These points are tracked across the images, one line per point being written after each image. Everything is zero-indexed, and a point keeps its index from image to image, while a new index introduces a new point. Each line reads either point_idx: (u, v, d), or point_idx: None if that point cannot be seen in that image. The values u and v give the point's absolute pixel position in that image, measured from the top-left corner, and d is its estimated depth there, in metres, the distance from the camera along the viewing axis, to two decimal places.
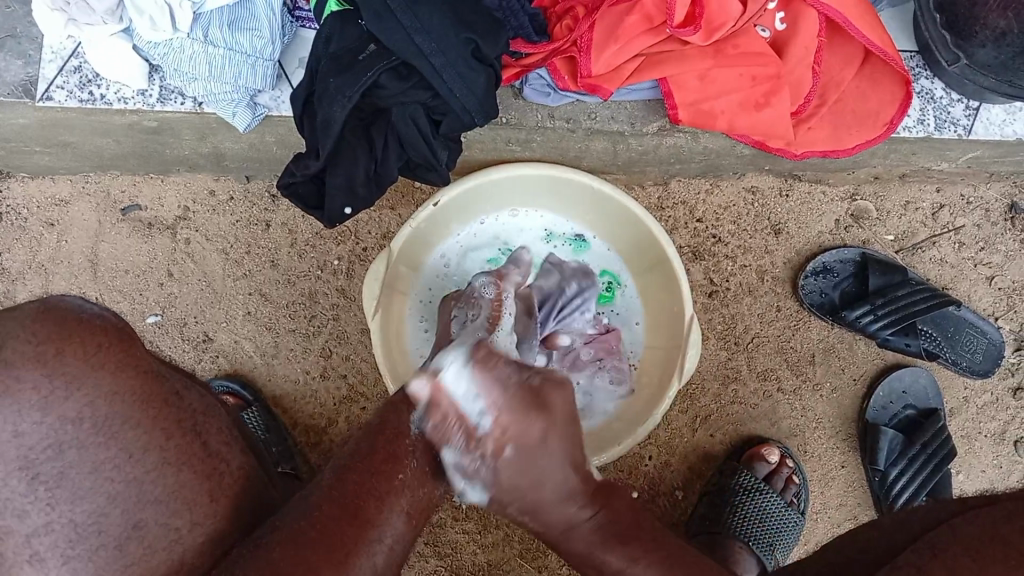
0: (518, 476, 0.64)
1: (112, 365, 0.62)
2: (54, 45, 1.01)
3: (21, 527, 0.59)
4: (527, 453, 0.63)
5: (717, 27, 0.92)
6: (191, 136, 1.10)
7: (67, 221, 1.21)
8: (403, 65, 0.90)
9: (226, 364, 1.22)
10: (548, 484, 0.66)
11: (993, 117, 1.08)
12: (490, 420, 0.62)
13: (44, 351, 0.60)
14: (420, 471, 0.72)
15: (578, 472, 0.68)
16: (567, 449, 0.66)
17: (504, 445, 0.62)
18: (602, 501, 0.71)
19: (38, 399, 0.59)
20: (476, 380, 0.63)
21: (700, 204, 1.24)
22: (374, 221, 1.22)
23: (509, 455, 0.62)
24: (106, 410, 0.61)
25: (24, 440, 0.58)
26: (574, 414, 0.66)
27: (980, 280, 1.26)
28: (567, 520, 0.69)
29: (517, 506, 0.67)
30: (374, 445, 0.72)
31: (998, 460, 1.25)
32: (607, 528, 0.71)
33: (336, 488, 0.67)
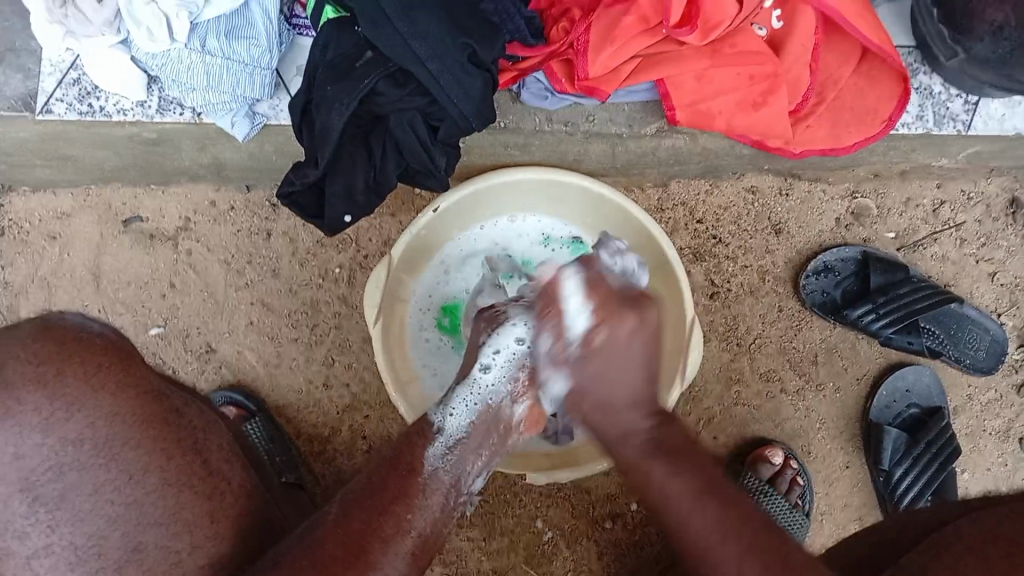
0: (601, 368, 0.76)
1: (112, 386, 0.63)
2: (54, 58, 1.01)
3: (22, 549, 0.59)
4: (613, 342, 0.76)
5: (714, 26, 0.92)
6: (191, 147, 1.11)
7: (69, 234, 1.21)
8: (400, 71, 0.91)
9: (229, 375, 1.22)
10: (627, 377, 0.76)
11: (992, 111, 1.08)
12: (588, 317, 0.77)
13: (44, 371, 0.61)
14: (432, 508, 0.73)
15: (650, 387, 0.77)
16: (648, 357, 0.77)
17: (595, 333, 0.76)
18: (662, 420, 0.77)
19: (40, 421, 0.60)
20: (584, 285, 0.79)
21: (700, 205, 1.24)
22: (374, 228, 1.22)
23: (596, 343, 0.76)
24: (106, 431, 0.62)
25: (25, 462, 0.59)
26: (658, 331, 0.78)
27: (982, 276, 1.26)
28: (628, 428, 0.75)
29: (590, 402, 0.77)
30: (385, 480, 0.72)
31: (1004, 458, 1.24)
32: (662, 441, 0.75)
33: (342, 525, 0.67)
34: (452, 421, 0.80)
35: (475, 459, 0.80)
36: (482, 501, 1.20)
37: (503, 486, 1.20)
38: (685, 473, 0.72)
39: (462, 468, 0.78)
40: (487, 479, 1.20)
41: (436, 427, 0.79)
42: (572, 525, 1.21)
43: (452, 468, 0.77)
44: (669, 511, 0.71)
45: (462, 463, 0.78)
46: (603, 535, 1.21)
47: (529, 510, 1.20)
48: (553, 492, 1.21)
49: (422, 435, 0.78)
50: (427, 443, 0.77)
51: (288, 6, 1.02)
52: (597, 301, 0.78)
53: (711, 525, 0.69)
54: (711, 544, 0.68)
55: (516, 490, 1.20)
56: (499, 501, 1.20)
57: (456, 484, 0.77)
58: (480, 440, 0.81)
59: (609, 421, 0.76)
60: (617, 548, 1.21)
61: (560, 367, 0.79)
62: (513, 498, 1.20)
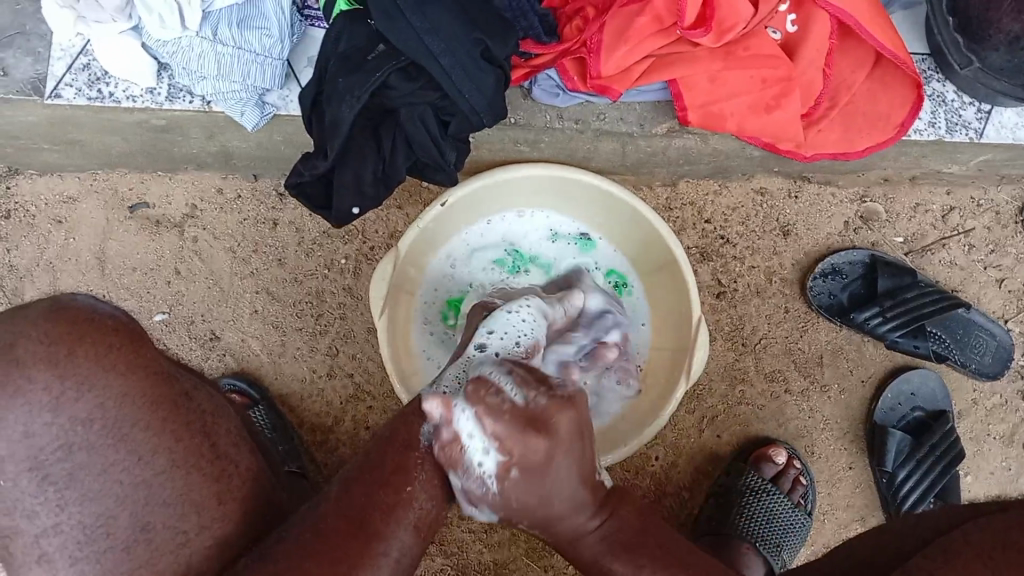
0: (529, 497, 0.69)
1: (123, 367, 0.63)
2: (63, 43, 1.01)
3: (30, 528, 0.60)
4: (534, 472, 0.68)
5: (728, 28, 0.92)
6: (199, 134, 1.10)
7: (75, 218, 1.21)
8: (412, 65, 0.90)
9: (233, 362, 1.22)
10: (563, 493, 0.70)
11: (1004, 120, 1.07)
12: (494, 454, 0.68)
13: (55, 351, 0.61)
14: (429, 481, 0.71)
15: (588, 484, 0.72)
16: (577, 462, 0.70)
17: (511, 467, 0.68)
18: (609, 509, 0.74)
19: (49, 400, 0.60)
20: (483, 420, 0.68)
21: (708, 205, 1.23)
22: (381, 219, 1.22)
23: (516, 477, 0.68)
24: (116, 412, 0.62)
25: (35, 441, 0.60)
26: (580, 431, 0.70)
27: (989, 283, 1.25)
28: (575, 531, 0.72)
29: (528, 521, 0.72)
30: (383, 454, 0.71)
31: (1006, 464, 1.25)
32: (616, 535, 0.73)
33: (343, 501, 0.67)
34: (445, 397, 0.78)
35: None
36: None
37: None
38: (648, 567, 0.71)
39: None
40: None
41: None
42: None
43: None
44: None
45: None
46: None
47: None
48: None
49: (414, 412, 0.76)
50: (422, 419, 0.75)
51: None
52: (502, 435, 0.67)
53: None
54: None
55: None
56: None
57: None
58: None
59: (556, 530, 0.72)
60: None
61: (482, 504, 0.71)
62: None
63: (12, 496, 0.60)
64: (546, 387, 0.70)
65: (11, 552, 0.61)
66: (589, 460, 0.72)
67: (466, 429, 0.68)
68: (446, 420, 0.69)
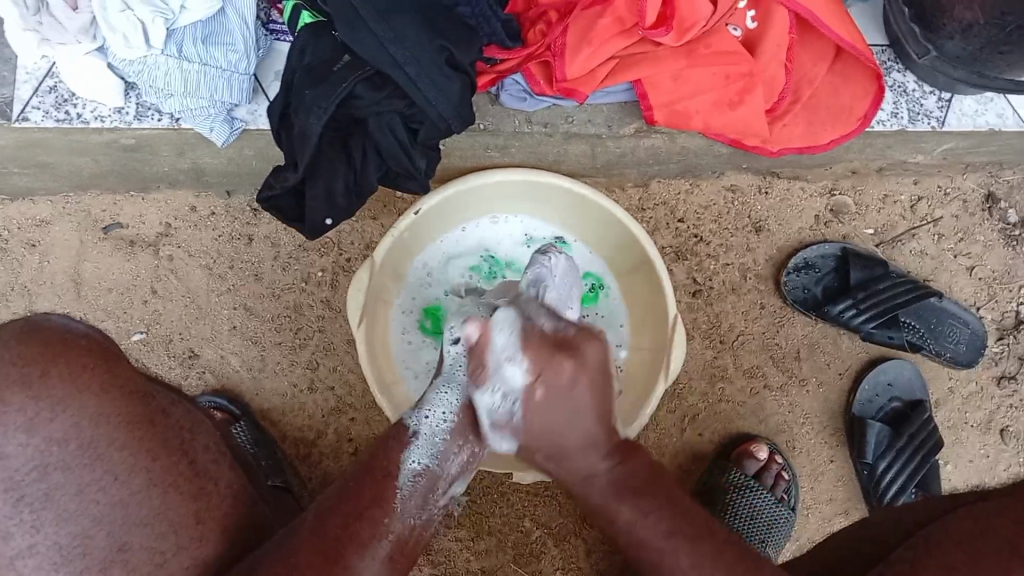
0: (548, 418, 0.78)
1: (97, 386, 0.63)
2: (29, 66, 1.01)
3: (5, 550, 0.59)
4: (557, 394, 0.77)
5: (689, 27, 0.93)
6: (170, 152, 1.10)
7: (49, 242, 1.20)
8: (378, 74, 0.91)
9: (213, 380, 1.21)
10: (573, 425, 0.78)
11: (965, 108, 1.09)
12: (523, 371, 0.78)
13: (30, 372, 0.61)
14: (409, 511, 0.74)
15: (604, 424, 0.80)
16: (595, 395, 0.79)
17: (536, 387, 0.77)
18: (623, 457, 0.80)
19: (24, 421, 0.60)
20: (518, 338, 0.79)
21: (680, 204, 1.24)
22: (356, 231, 1.22)
23: (541, 396, 0.77)
24: (91, 432, 0.62)
25: (8, 463, 0.60)
26: (602, 367, 0.80)
27: (960, 271, 1.27)
28: (586, 471, 0.80)
29: (546, 449, 0.81)
30: (362, 485, 0.73)
31: (986, 450, 1.26)
32: (625, 483, 0.78)
33: (319, 531, 0.66)
34: (427, 423, 0.81)
35: (449, 464, 0.81)
36: (468, 501, 1.20)
37: (489, 485, 1.21)
38: (652, 512, 0.75)
39: (437, 474, 0.79)
40: (473, 479, 1.21)
41: (412, 431, 0.80)
42: (559, 523, 1.21)
43: (425, 475, 0.78)
44: (642, 552, 0.75)
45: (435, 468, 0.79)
46: (591, 531, 1.21)
47: (517, 509, 1.21)
48: (540, 490, 1.21)
49: (398, 437, 0.79)
50: (404, 448, 0.78)
51: (266, 13, 1.03)
52: (530, 356, 0.78)
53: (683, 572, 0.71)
54: (664, 553, 0.73)
55: (503, 489, 1.21)
56: (486, 500, 1.20)
57: (431, 488, 0.78)
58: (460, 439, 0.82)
59: (571, 464, 0.80)
60: (605, 545, 1.22)
61: (505, 430, 0.82)
62: (500, 497, 1.21)
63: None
64: (562, 346, 0.79)
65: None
66: (608, 395, 0.81)
67: (502, 340, 0.79)
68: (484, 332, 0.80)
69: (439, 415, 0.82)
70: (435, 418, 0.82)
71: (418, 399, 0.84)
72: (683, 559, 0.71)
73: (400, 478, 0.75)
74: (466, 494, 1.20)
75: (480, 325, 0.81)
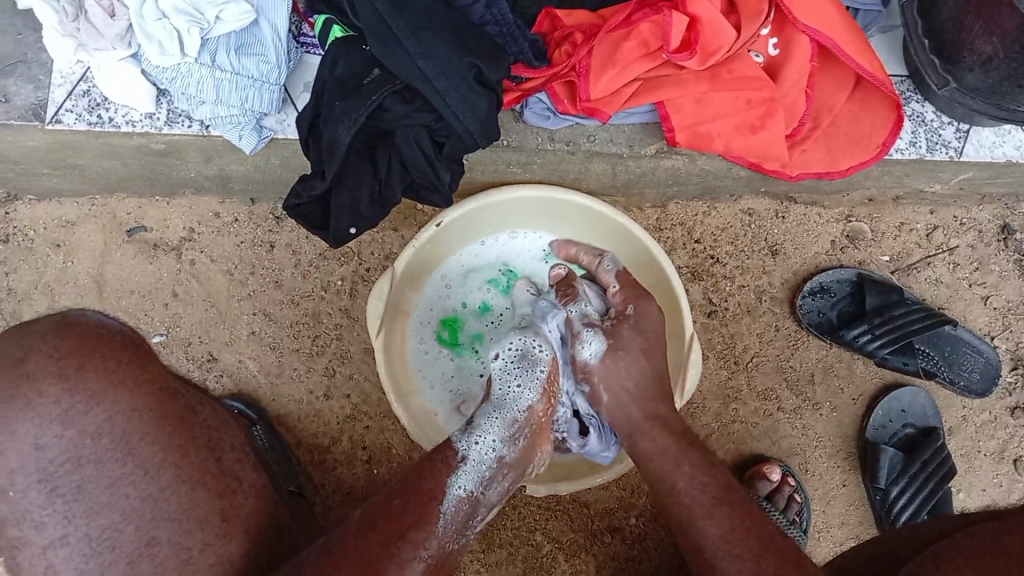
0: (631, 331, 0.94)
1: (131, 383, 0.64)
2: (64, 70, 1.04)
3: (39, 539, 0.61)
4: (642, 320, 0.95)
5: (713, 51, 0.95)
6: (198, 158, 1.12)
7: (73, 243, 1.22)
8: (407, 88, 0.93)
9: (230, 384, 1.23)
10: (648, 351, 0.93)
11: (983, 139, 1.10)
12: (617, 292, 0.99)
13: (66, 365, 0.62)
14: (448, 535, 0.76)
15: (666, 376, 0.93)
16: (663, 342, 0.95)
17: (627, 307, 0.97)
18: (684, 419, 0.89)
19: (59, 413, 0.61)
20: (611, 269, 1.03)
21: (697, 226, 1.26)
22: (377, 241, 1.24)
23: (630, 313, 0.96)
24: (123, 426, 0.63)
25: (43, 452, 0.60)
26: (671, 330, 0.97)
27: (975, 300, 1.28)
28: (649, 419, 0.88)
29: (627, 371, 0.91)
30: (406, 505, 0.75)
31: (998, 479, 1.26)
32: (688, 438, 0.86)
33: (361, 550, 0.68)
34: (476, 449, 0.84)
35: (490, 493, 0.83)
36: None
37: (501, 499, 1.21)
38: (707, 472, 0.81)
39: (480, 500, 0.81)
40: None
41: (461, 456, 0.82)
42: (570, 538, 1.21)
43: (468, 499, 0.80)
44: (680, 506, 0.80)
45: (478, 494, 0.81)
46: (602, 548, 1.22)
47: (528, 522, 1.21)
48: (552, 504, 1.21)
49: (444, 462, 0.81)
50: (452, 473, 0.80)
51: (296, 25, 1.05)
52: (625, 283, 1.00)
53: (712, 537, 0.75)
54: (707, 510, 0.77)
55: (515, 502, 1.21)
56: (498, 513, 1.21)
57: (472, 513, 0.80)
58: (503, 470, 0.85)
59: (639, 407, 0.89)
60: (615, 561, 1.22)
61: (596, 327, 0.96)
62: (512, 510, 1.21)
63: (21, 507, 0.60)
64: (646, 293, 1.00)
65: (18, 561, 0.61)
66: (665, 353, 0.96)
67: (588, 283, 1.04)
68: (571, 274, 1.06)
69: (487, 442, 0.85)
70: (484, 445, 0.84)
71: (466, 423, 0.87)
72: (715, 527, 0.76)
73: (444, 502, 0.78)
74: None
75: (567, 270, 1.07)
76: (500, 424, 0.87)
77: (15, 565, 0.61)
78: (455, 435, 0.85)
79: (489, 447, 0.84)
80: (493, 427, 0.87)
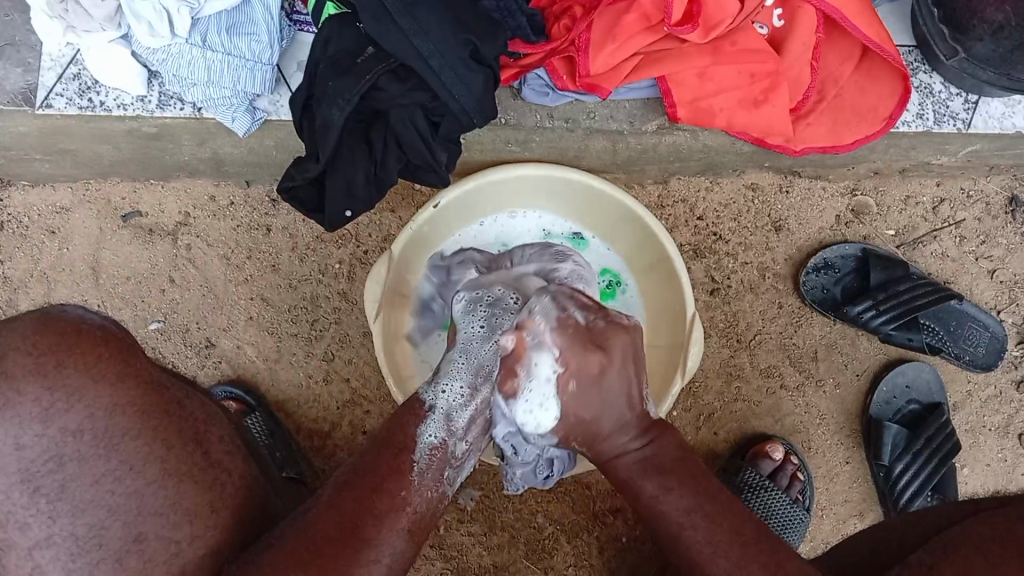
0: (580, 405, 0.77)
1: (112, 377, 0.63)
2: (53, 53, 1.01)
3: (23, 540, 0.59)
4: (586, 383, 0.76)
5: (714, 25, 0.93)
6: (191, 141, 1.10)
7: (68, 229, 1.21)
8: (402, 67, 0.91)
9: (229, 369, 1.22)
10: (601, 415, 0.77)
11: (992, 110, 1.08)
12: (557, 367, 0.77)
13: (45, 363, 0.61)
14: (426, 484, 0.75)
15: (635, 406, 0.79)
16: (624, 385, 0.78)
17: (568, 378, 0.76)
18: (651, 436, 0.79)
19: (39, 411, 0.60)
20: (555, 337, 0.78)
21: (700, 202, 1.24)
22: (374, 224, 1.22)
23: (574, 391, 0.77)
24: (106, 422, 0.62)
25: (24, 453, 0.59)
26: (633, 356, 0.78)
27: (981, 274, 1.26)
28: (617, 449, 0.78)
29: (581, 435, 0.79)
30: (378, 459, 0.74)
31: (1003, 454, 1.25)
32: (653, 459, 0.77)
33: (334, 508, 0.69)
34: (443, 398, 0.81)
35: (463, 438, 0.81)
36: (481, 495, 1.20)
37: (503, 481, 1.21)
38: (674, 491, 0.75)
39: (453, 446, 0.80)
40: (486, 474, 1.21)
41: (428, 405, 0.80)
42: (572, 519, 1.21)
43: (441, 448, 0.78)
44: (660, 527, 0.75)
45: (450, 442, 0.80)
46: (604, 529, 1.21)
47: (529, 504, 1.21)
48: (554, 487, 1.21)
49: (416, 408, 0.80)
50: (420, 422, 0.78)
51: (290, 2, 1.02)
52: (565, 348, 0.77)
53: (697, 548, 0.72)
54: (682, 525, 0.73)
55: None
56: (499, 495, 1.21)
57: (446, 461, 0.78)
58: (478, 414, 0.83)
59: (598, 447, 0.79)
60: (617, 543, 1.21)
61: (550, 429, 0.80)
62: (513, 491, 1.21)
63: (4, 509, 0.59)
64: (590, 337, 0.78)
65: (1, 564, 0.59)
66: (637, 388, 0.79)
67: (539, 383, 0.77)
68: (519, 349, 0.78)
69: (456, 389, 0.82)
70: (452, 393, 0.82)
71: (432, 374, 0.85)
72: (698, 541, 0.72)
73: (417, 451, 0.76)
74: (478, 489, 1.20)
75: (518, 336, 0.78)
76: (467, 369, 0.84)
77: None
78: (423, 388, 0.83)
79: (457, 394, 0.82)
80: (460, 373, 0.83)
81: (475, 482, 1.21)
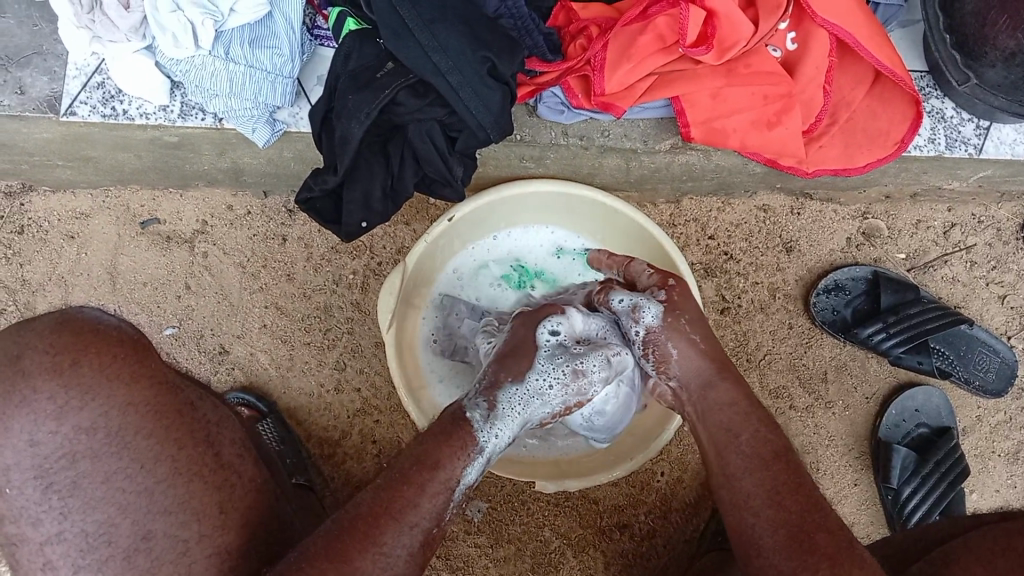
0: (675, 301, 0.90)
1: (126, 377, 0.66)
2: (79, 62, 1.03)
3: (35, 535, 0.63)
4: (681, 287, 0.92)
5: (730, 46, 0.94)
6: (211, 151, 1.12)
7: (87, 234, 1.23)
8: (420, 82, 0.93)
9: (241, 377, 1.23)
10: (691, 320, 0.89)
11: (1003, 136, 1.09)
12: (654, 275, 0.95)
13: (61, 361, 0.64)
14: (451, 518, 0.75)
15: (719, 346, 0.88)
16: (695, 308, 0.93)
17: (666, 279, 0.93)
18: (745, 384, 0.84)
19: (54, 408, 0.63)
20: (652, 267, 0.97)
21: (712, 221, 1.25)
22: (389, 236, 1.24)
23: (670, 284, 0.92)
24: (120, 420, 0.65)
25: (38, 450, 0.63)
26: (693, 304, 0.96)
27: (992, 299, 1.26)
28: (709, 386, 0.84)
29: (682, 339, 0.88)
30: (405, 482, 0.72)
31: (1013, 480, 1.25)
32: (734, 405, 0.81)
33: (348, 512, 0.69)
34: (492, 442, 0.80)
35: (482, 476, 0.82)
36: (488, 508, 1.20)
37: (511, 494, 1.21)
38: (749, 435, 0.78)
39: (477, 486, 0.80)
40: (495, 487, 1.21)
41: (480, 445, 0.79)
42: (579, 534, 1.21)
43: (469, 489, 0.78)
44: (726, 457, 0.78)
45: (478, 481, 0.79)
46: (611, 545, 1.21)
47: (536, 518, 1.21)
48: (560, 501, 1.21)
49: (466, 423, 0.79)
50: (466, 461, 0.77)
51: (311, 18, 1.05)
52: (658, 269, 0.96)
53: (760, 489, 0.74)
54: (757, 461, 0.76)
55: (525, 498, 1.21)
56: (507, 508, 1.21)
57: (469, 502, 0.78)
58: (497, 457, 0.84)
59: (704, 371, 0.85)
60: (623, 558, 1.21)
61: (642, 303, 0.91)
62: (521, 505, 1.21)
63: (18, 505, 0.63)
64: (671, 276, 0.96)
65: (18, 559, 0.63)
66: None
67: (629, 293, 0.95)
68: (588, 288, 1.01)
69: (504, 436, 0.81)
70: (501, 439, 0.81)
71: (488, 402, 0.82)
72: (765, 481, 0.74)
73: (456, 490, 0.75)
74: (486, 502, 1.20)
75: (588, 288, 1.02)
76: (518, 420, 0.83)
77: (15, 562, 0.63)
78: (477, 420, 0.80)
79: (503, 442, 0.81)
80: (509, 415, 0.82)
81: (482, 495, 1.21)
